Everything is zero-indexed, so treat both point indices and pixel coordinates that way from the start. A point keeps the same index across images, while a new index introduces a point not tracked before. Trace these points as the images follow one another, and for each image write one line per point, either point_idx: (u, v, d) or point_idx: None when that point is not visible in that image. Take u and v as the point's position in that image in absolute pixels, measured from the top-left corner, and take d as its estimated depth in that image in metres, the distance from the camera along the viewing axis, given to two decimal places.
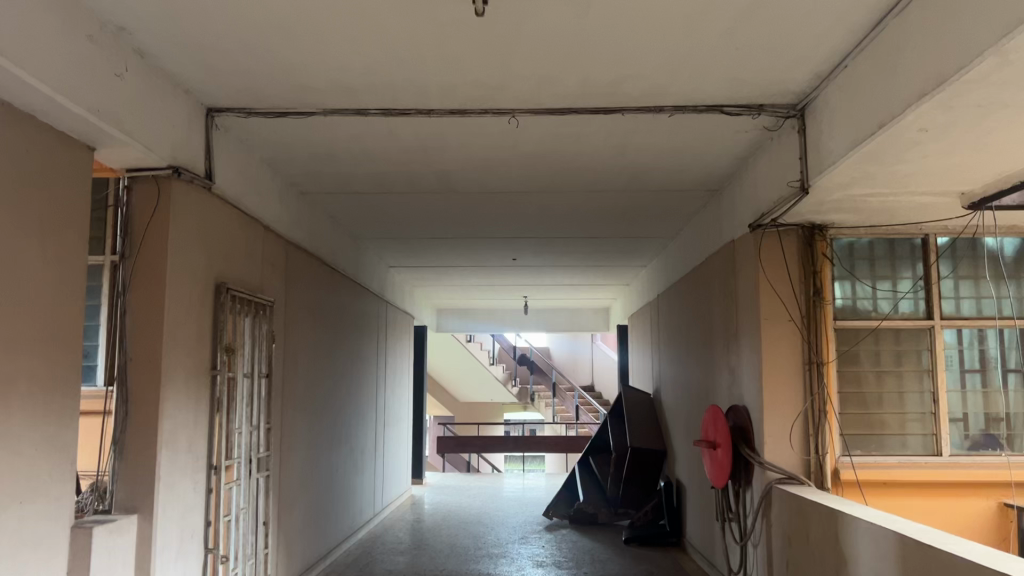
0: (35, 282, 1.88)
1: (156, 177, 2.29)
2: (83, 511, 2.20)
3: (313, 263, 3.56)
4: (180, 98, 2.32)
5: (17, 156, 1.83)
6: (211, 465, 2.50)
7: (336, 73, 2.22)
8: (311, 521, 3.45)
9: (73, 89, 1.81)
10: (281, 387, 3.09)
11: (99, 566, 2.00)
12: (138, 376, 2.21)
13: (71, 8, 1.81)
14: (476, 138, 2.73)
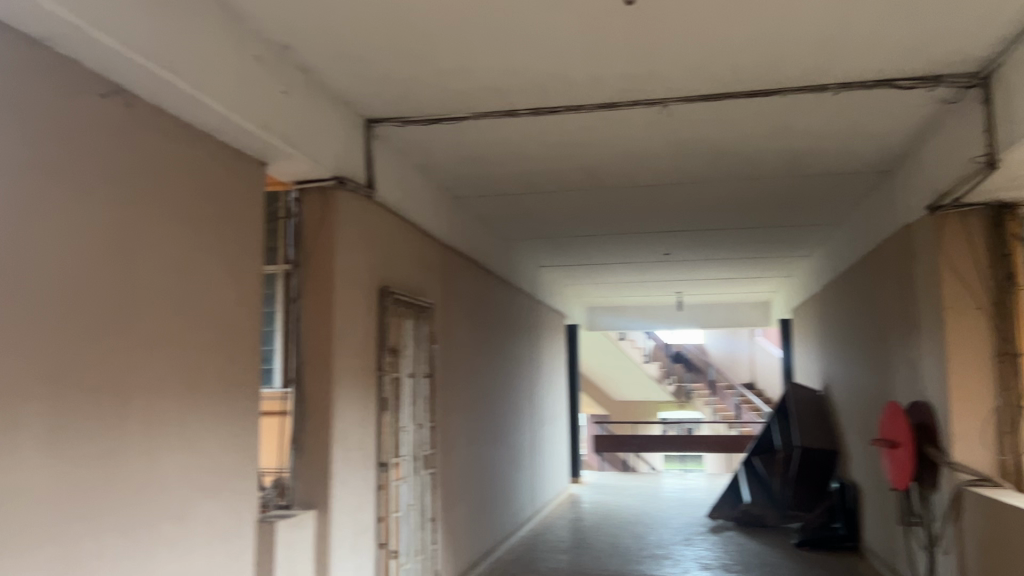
0: (216, 291, 2.02)
1: (322, 187, 2.40)
2: (266, 506, 2.33)
3: (466, 265, 3.63)
4: (340, 111, 2.42)
5: (198, 173, 1.96)
6: (381, 462, 2.59)
7: (486, 76, 2.24)
8: (475, 519, 3.52)
9: (245, 108, 1.93)
10: (442, 387, 3.17)
11: (282, 558, 2.11)
12: (312, 379, 2.33)
13: (240, 33, 1.93)
14: (627, 131, 2.68)
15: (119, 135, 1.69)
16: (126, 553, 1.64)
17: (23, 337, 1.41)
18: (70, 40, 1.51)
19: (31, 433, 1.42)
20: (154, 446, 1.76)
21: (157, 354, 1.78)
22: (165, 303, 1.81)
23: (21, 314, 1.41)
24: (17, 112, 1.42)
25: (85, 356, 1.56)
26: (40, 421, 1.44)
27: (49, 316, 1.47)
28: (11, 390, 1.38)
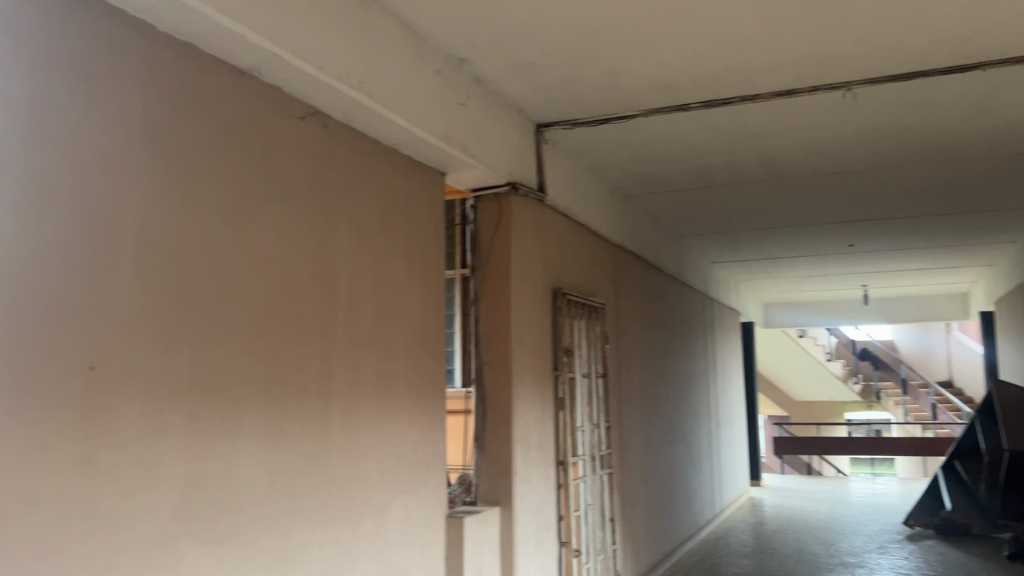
0: (404, 297, 2.13)
1: (497, 194, 2.47)
2: (454, 502, 2.43)
3: (638, 264, 3.61)
4: (513, 117, 2.48)
5: (385, 185, 2.08)
6: (560, 461, 2.63)
7: (657, 71, 2.22)
8: (653, 519, 3.49)
9: (427, 120, 2.02)
10: (617, 386, 3.17)
11: (470, 553, 2.19)
12: (493, 379, 2.40)
13: (420, 50, 2.02)
14: (806, 117, 2.56)
15: (316, 155, 1.82)
16: (332, 543, 1.77)
17: (239, 346, 1.56)
18: (274, 70, 1.64)
19: (248, 432, 1.57)
20: (354, 444, 1.88)
21: (354, 357, 1.90)
22: (360, 309, 1.94)
23: (235, 324, 1.55)
24: (227, 139, 1.57)
25: (292, 360, 1.70)
26: (255, 420, 1.59)
27: (261, 324, 1.62)
28: (230, 391, 1.53)
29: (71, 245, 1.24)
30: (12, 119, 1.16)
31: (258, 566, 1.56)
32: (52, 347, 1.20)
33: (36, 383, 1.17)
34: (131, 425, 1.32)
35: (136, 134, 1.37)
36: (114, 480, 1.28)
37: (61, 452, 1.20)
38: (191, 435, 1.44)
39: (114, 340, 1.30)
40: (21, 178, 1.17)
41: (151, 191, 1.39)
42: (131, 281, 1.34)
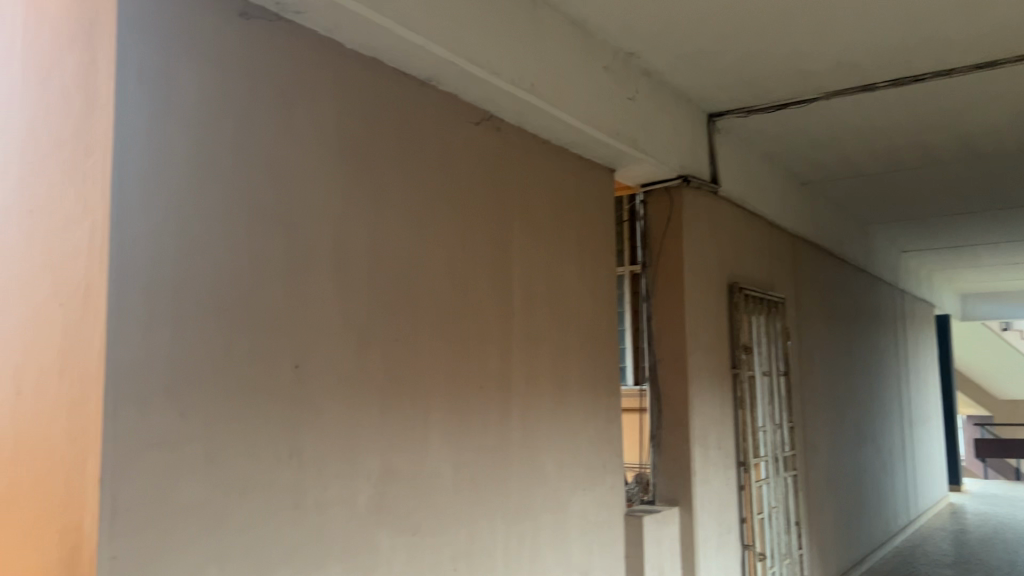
0: (577, 294, 2.14)
1: (668, 188, 2.43)
2: (632, 501, 2.42)
3: (818, 255, 3.43)
4: (683, 108, 2.43)
5: (557, 183, 2.10)
6: (741, 462, 2.55)
7: (837, 51, 2.10)
8: (843, 524, 3.31)
9: (597, 117, 2.02)
10: (799, 384, 3.03)
11: (651, 552, 2.17)
12: (668, 377, 2.36)
13: (589, 47, 2.02)
14: (1012, 89, 2.33)
15: (490, 157, 1.86)
16: (516, 538, 1.80)
17: (425, 344, 1.62)
18: (451, 78, 1.70)
19: (435, 428, 1.63)
20: (533, 440, 1.91)
21: (532, 353, 1.93)
22: (536, 306, 1.97)
23: (421, 323, 1.62)
24: (409, 147, 1.64)
25: (474, 357, 1.75)
26: (441, 416, 1.65)
27: (444, 323, 1.68)
28: (417, 388, 1.59)
29: (274, 252, 1.33)
30: (221, 138, 1.27)
31: (448, 557, 1.62)
32: (261, 347, 1.30)
33: (249, 380, 1.28)
34: (331, 419, 1.41)
35: (327, 146, 1.46)
36: (316, 472, 1.37)
37: (271, 443, 1.30)
38: (383, 429, 1.51)
39: (315, 341, 1.39)
40: (231, 191, 1.28)
41: (342, 199, 1.47)
42: (328, 284, 1.42)
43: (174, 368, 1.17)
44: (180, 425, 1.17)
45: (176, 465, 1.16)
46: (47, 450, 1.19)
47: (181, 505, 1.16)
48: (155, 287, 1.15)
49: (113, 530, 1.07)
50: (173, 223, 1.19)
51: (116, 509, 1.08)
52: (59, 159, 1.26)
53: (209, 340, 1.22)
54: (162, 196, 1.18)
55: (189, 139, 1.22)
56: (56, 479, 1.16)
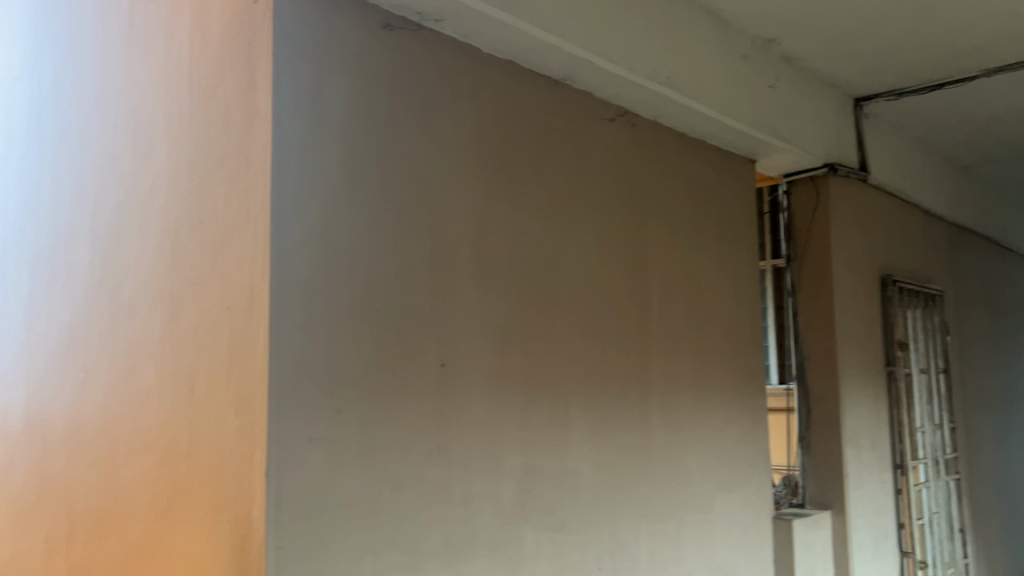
0: (717, 290, 2.08)
1: (813, 177, 2.33)
2: (779, 503, 2.33)
3: (979, 244, 3.21)
4: (828, 94, 2.32)
5: (694, 176, 2.05)
6: (898, 465, 2.41)
7: (1002, 23, 1.95)
8: (1012, 532, 3.08)
9: (736, 108, 1.96)
10: (960, 382, 2.84)
11: (802, 556, 2.09)
12: (817, 375, 2.27)
13: (727, 36, 1.96)
14: None
15: (625, 152, 1.85)
16: (661, 539, 1.78)
17: (563, 342, 1.63)
18: (586, 76, 1.69)
19: (577, 427, 1.63)
20: (676, 439, 1.87)
21: (671, 350, 1.90)
22: (675, 303, 1.93)
23: (559, 320, 1.63)
24: (545, 147, 1.65)
25: (612, 354, 1.74)
26: (582, 415, 1.65)
27: (582, 321, 1.68)
28: (557, 386, 1.60)
29: (418, 253, 1.37)
30: (368, 146, 1.32)
31: (592, 556, 1.62)
32: (409, 346, 1.34)
33: (399, 378, 1.32)
34: (476, 417, 1.43)
35: (466, 149, 1.48)
36: (463, 468, 1.40)
37: (420, 439, 1.34)
38: (527, 427, 1.52)
39: (459, 341, 1.42)
40: (378, 197, 1.32)
41: (482, 200, 1.50)
42: (470, 284, 1.45)
43: (330, 367, 1.22)
44: (337, 421, 1.22)
45: (333, 460, 1.21)
46: (217, 443, 1.27)
47: (339, 498, 1.22)
48: (312, 290, 1.21)
49: (279, 519, 1.13)
50: (327, 230, 1.24)
51: (281, 500, 1.14)
52: (222, 172, 1.34)
53: (362, 340, 1.27)
54: (315, 203, 1.23)
55: (339, 149, 1.28)
56: (225, 471, 1.23)
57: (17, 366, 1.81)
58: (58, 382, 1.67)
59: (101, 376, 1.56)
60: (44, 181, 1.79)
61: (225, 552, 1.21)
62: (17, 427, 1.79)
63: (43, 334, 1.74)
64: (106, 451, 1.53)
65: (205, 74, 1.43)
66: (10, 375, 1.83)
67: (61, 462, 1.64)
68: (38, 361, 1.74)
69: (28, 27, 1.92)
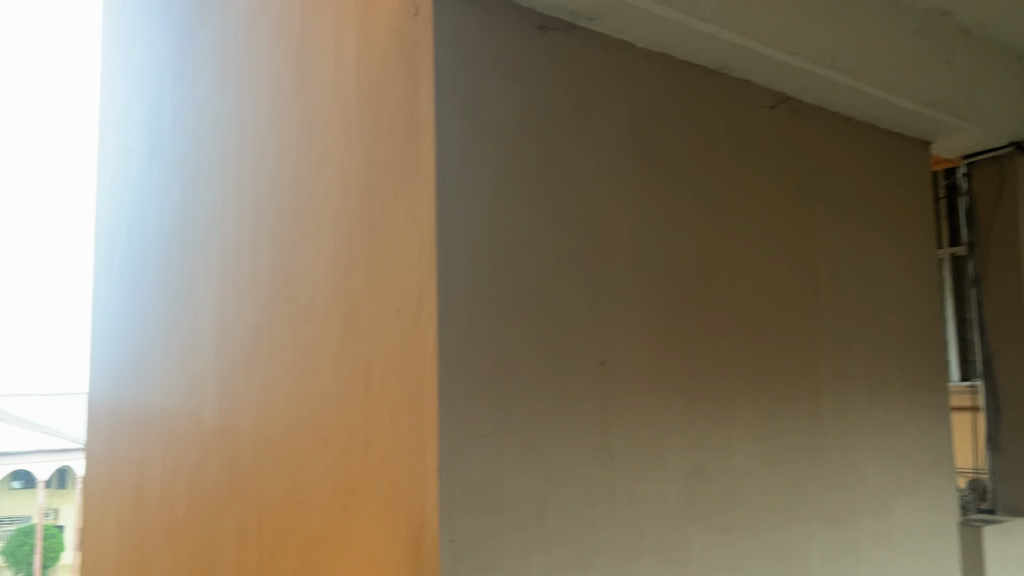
0: (891, 281, 1.97)
1: (996, 157, 2.16)
2: (966, 509, 2.17)
3: None
4: (1012, 66, 2.15)
5: (863, 161, 1.95)
6: None
7: None
8: None
9: (908, 86, 1.84)
10: None
11: (994, 566, 1.95)
12: (1007, 371, 2.10)
13: (896, 10, 1.85)
14: None
15: (788, 140, 1.78)
16: (833, 545, 1.69)
17: (726, 337, 1.58)
18: (744, 64, 1.64)
19: (743, 426, 1.58)
20: (850, 438, 1.78)
21: (842, 344, 1.81)
22: (846, 295, 1.84)
23: (722, 315, 1.59)
24: (703, 137, 1.61)
25: (777, 349, 1.67)
26: (749, 413, 1.60)
27: (744, 316, 1.62)
28: (722, 383, 1.56)
29: (576, 253, 1.38)
30: (525, 147, 1.34)
31: (763, 560, 1.56)
32: (570, 345, 1.35)
33: (564, 376, 1.33)
34: (640, 415, 1.42)
35: (624, 145, 1.48)
36: (628, 466, 1.39)
37: (585, 437, 1.34)
38: (690, 427, 1.50)
39: (621, 339, 1.41)
40: (537, 197, 1.34)
41: (638, 197, 1.48)
42: (628, 284, 1.44)
43: (495, 366, 1.25)
44: (503, 417, 1.25)
45: (501, 456, 1.24)
46: (392, 442, 1.28)
47: (509, 494, 1.24)
48: (473, 291, 1.24)
49: (450, 516, 1.16)
50: (487, 232, 1.27)
51: (453, 497, 1.16)
52: (385, 178, 1.37)
53: (527, 339, 1.29)
54: (475, 207, 1.26)
55: (497, 153, 1.30)
56: (400, 468, 1.24)
57: (210, 367, 1.96)
58: (246, 382, 1.80)
59: (284, 374, 1.66)
60: (229, 198, 1.93)
61: (403, 549, 1.22)
62: (211, 423, 1.94)
63: (233, 338, 1.88)
64: (290, 444, 1.62)
65: (365, 83, 1.46)
66: (205, 376, 1.99)
67: (251, 455, 1.76)
68: (229, 363, 1.88)
69: (212, 58, 2.09)
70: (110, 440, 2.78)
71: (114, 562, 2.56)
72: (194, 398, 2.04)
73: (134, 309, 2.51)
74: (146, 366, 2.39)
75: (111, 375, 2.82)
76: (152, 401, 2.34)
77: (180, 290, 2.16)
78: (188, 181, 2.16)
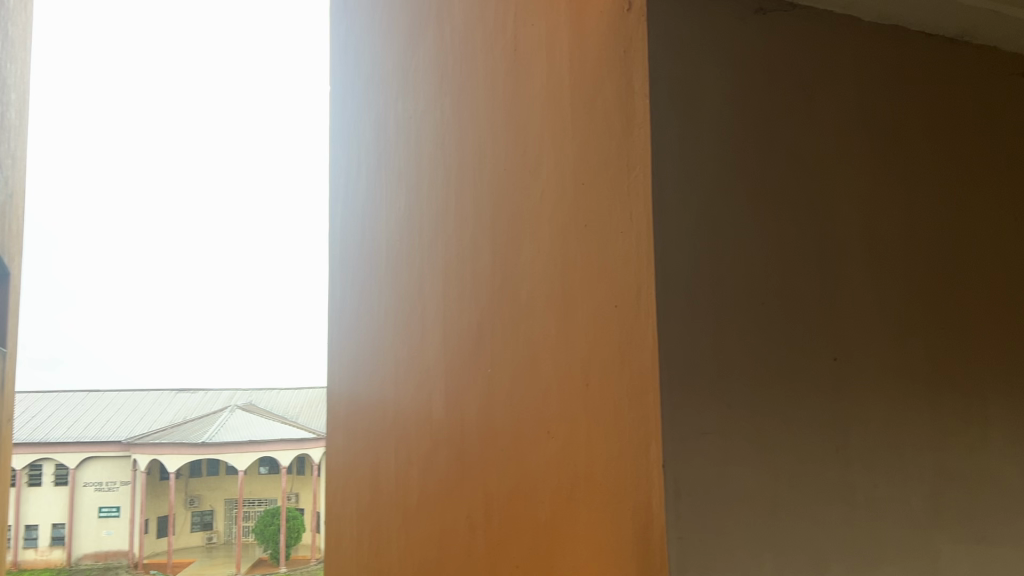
0: None
1: None
2: None
3: None
4: None
5: None
6: None
7: None
8: None
9: None
10: None
11: None
12: None
13: None
14: None
15: None
16: None
17: (994, 370, 1.05)
18: None
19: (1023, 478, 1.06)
20: None
21: None
22: None
23: (989, 339, 1.06)
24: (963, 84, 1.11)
25: None
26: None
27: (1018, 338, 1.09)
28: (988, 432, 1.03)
29: (829, 217, 0.96)
30: (750, 71, 0.95)
31: None
32: (822, 354, 0.92)
33: (786, 400, 0.89)
34: (879, 458, 0.95)
35: (851, 97, 1.02)
36: (888, 482, 0.95)
37: (824, 445, 0.91)
38: (964, 444, 1.01)
39: (844, 373, 0.94)
40: (770, 140, 0.95)
41: (920, 138, 1.05)
42: (901, 259, 1.01)
43: (720, 372, 0.87)
44: (729, 418, 0.86)
45: (730, 452, 0.86)
46: (616, 437, 1.27)
47: (745, 505, 0.86)
48: (692, 269, 0.88)
49: (680, 506, 0.83)
50: (707, 185, 0.91)
51: (679, 493, 0.83)
52: (601, 172, 1.36)
53: (747, 346, 0.89)
54: (690, 149, 0.91)
55: (723, 73, 0.94)
56: (625, 465, 1.22)
57: (438, 365, 2.10)
58: (471, 379, 1.89)
59: (506, 371, 1.72)
60: (451, 203, 2.05)
61: (631, 545, 1.19)
62: (439, 418, 2.08)
63: (457, 335, 1.99)
64: (514, 439, 1.67)
65: (576, 79, 1.47)
66: (434, 371, 2.12)
67: (477, 449, 1.84)
68: (455, 359, 1.99)
69: (433, 73, 2.22)
70: (353, 435, 3.08)
71: (358, 542, 2.83)
72: (424, 394, 2.19)
73: (373, 309, 2.75)
74: (382, 362, 2.62)
75: (354, 374, 3.11)
76: (388, 398, 2.55)
77: (410, 295, 2.33)
78: (416, 191, 2.32)
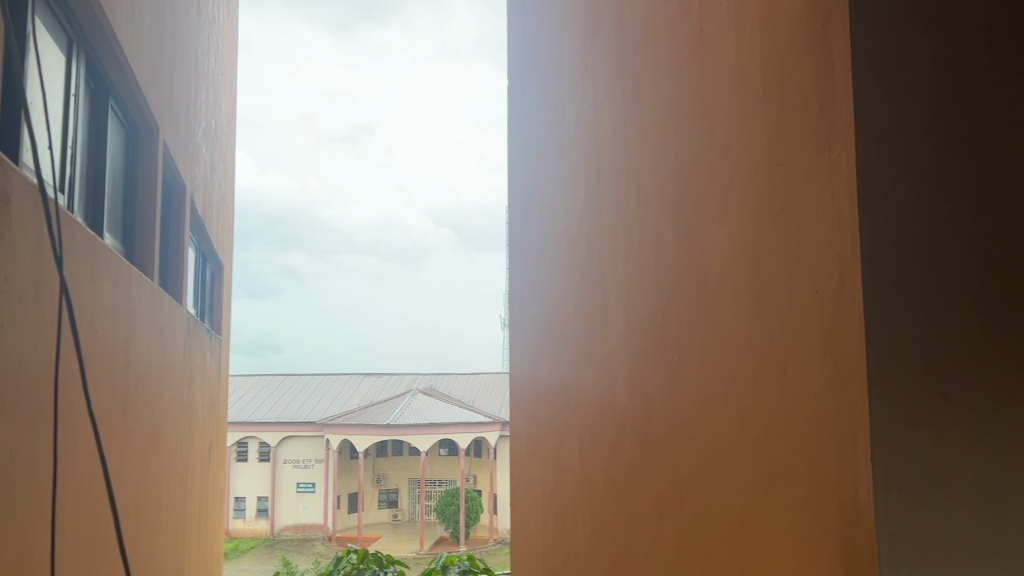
0: None
1: None
2: None
3: None
4: None
5: None
6: None
7: None
8: None
9: None
10: None
11: None
12: None
13: None
14: None
15: None
16: None
17: None
18: None
19: None
20: None
21: None
22: None
23: None
24: None
25: None
26: None
27: None
28: None
29: None
30: (959, 39, 0.87)
31: None
32: None
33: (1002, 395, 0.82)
34: None
35: None
36: None
37: None
38: None
39: None
40: (980, 113, 0.86)
41: None
42: None
43: (935, 362, 0.81)
44: (942, 411, 0.81)
45: (946, 447, 0.80)
46: (815, 430, 1.20)
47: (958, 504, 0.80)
48: (901, 261, 0.82)
49: (888, 503, 0.79)
50: (917, 166, 0.84)
51: (889, 489, 0.79)
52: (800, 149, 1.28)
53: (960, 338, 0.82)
54: (894, 121, 0.85)
55: (929, 37, 0.86)
56: (824, 459, 1.17)
57: (622, 355, 2.12)
58: (656, 368, 1.89)
59: (694, 360, 1.69)
60: (633, 192, 2.06)
61: (835, 543, 1.14)
62: (624, 404, 2.09)
63: (641, 324, 1.99)
64: (704, 429, 1.64)
65: (768, 53, 1.40)
66: (617, 361, 2.15)
67: (665, 437, 1.83)
68: (639, 348, 2.00)
69: (614, 61, 2.22)
70: (537, 419, 3.17)
71: (545, 523, 2.93)
72: (608, 379, 2.22)
73: (557, 298, 2.81)
74: (565, 352, 2.68)
75: (536, 362, 3.20)
76: (571, 383, 2.61)
77: (594, 285, 2.36)
78: (599, 179, 2.34)
